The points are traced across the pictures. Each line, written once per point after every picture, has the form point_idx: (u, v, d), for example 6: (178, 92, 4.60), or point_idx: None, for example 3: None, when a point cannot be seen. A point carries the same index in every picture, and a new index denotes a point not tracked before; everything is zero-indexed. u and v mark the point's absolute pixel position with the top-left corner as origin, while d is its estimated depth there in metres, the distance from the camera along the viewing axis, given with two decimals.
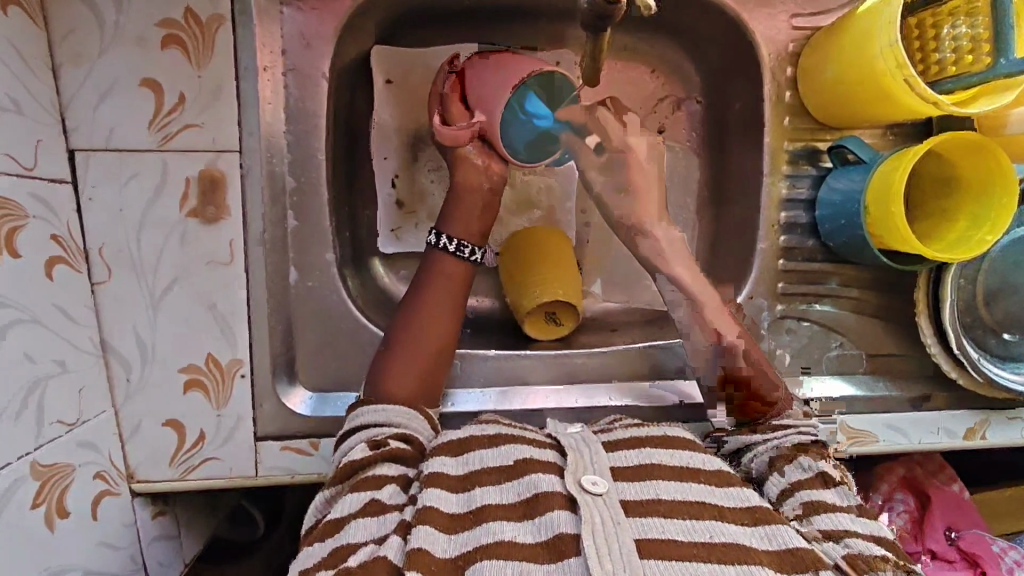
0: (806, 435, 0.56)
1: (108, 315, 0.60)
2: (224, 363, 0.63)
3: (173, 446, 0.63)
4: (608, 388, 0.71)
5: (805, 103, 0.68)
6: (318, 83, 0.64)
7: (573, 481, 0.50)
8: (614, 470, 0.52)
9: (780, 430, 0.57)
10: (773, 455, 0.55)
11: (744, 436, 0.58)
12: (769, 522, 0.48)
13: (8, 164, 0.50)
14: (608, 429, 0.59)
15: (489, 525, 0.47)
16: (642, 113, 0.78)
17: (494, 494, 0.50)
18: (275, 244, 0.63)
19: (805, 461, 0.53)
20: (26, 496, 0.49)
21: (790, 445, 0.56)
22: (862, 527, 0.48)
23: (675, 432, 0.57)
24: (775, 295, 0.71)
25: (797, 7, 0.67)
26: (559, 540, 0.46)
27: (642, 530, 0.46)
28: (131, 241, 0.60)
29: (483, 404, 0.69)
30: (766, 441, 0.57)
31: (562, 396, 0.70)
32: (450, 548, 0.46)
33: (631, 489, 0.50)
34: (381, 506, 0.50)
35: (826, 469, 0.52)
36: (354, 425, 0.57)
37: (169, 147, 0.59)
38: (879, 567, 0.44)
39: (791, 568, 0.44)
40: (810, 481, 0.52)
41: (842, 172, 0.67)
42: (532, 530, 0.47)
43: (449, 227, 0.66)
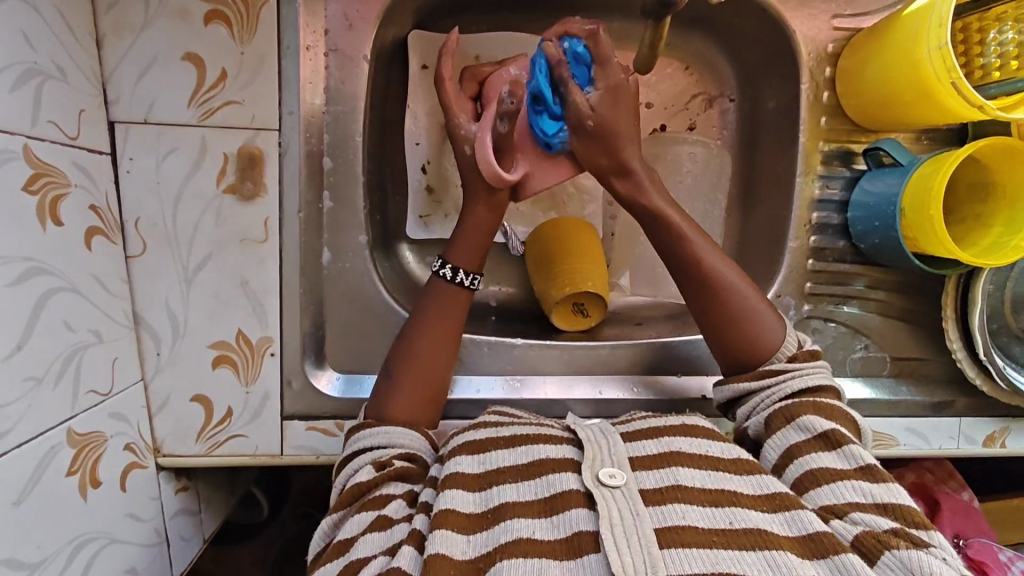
0: (800, 383, 0.58)
1: (140, 288, 0.60)
2: (254, 341, 0.63)
3: (200, 420, 0.63)
4: (630, 380, 0.71)
5: (843, 104, 0.68)
6: (358, 65, 0.64)
7: (591, 475, 0.50)
8: (633, 459, 0.53)
9: (773, 378, 0.59)
10: (768, 415, 0.57)
11: (740, 385, 0.60)
12: (791, 507, 0.48)
13: (53, 131, 0.50)
14: (628, 421, 0.60)
15: (509, 523, 0.47)
16: (674, 109, 0.78)
17: (512, 492, 0.50)
18: (310, 224, 0.64)
19: (804, 422, 0.54)
20: (62, 463, 0.49)
21: (790, 400, 0.57)
22: (865, 497, 0.48)
23: (693, 420, 0.58)
24: (803, 295, 0.71)
25: (838, 7, 0.67)
26: (576, 536, 0.46)
27: (661, 519, 0.47)
28: (167, 214, 0.60)
29: (508, 391, 0.69)
30: (760, 393, 0.59)
31: (582, 386, 0.70)
32: (472, 550, 0.46)
33: (651, 478, 0.51)
34: (387, 520, 0.50)
35: (827, 431, 0.53)
36: (357, 447, 0.57)
37: (208, 122, 0.59)
38: (892, 543, 0.44)
39: (813, 554, 0.44)
40: (809, 445, 0.53)
41: (876, 174, 0.67)
42: (548, 527, 0.47)
43: (457, 258, 0.64)
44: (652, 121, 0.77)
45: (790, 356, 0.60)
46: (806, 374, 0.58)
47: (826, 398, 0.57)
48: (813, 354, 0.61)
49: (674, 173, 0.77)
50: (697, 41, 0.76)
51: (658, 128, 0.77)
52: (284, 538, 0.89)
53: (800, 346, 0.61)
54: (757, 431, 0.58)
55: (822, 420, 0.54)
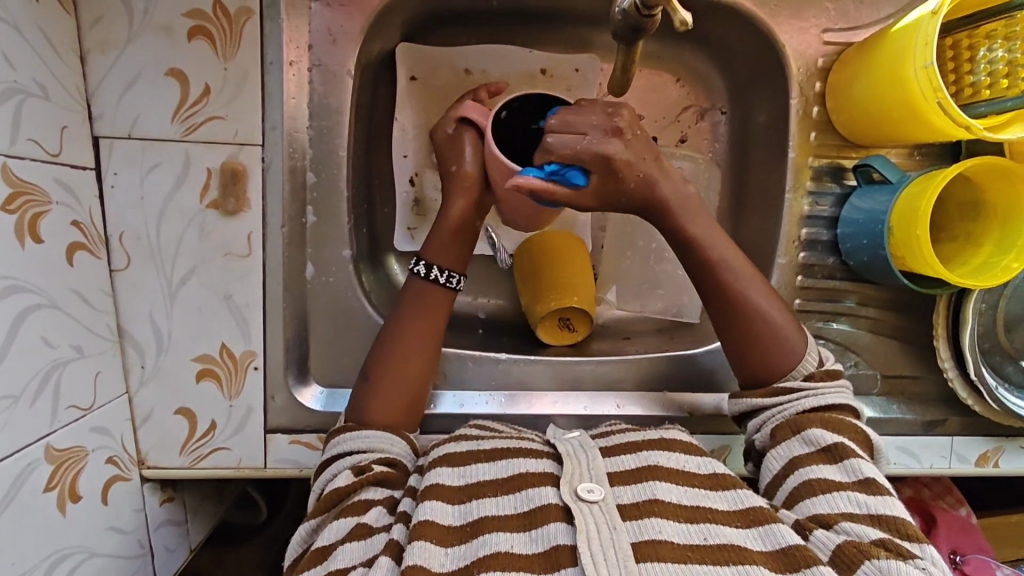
0: (813, 402, 0.57)
1: (124, 302, 0.61)
2: (237, 354, 0.63)
3: (183, 434, 0.63)
4: (617, 395, 0.70)
5: (832, 119, 0.67)
6: (342, 80, 0.64)
7: (569, 490, 0.50)
8: (613, 475, 0.52)
9: (787, 396, 0.57)
10: (774, 428, 0.56)
11: (754, 400, 0.59)
12: (763, 522, 0.48)
13: (34, 150, 0.50)
14: (608, 434, 0.59)
15: (487, 537, 0.48)
16: (664, 122, 0.77)
17: (490, 506, 0.50)
18: (293, 239, 0.64)
19: (809, 435, 0.54)
20: (39, 479, 0.49)
21: (800, 415, 0.56)
22: (859, 507, 0.49)
23: (674, 435, 0.57)
24: (792, 312, 0.70)
25: (828, 21, 0.66)
26: (555, 551, 0.46)
27: (639, 533, 0.46)
28: (150, 229, 0.60)
29: (494, 405, 0.69)
30: (771, 409, 0.58)
31: (568, 401, 0.70)
32: (449, 561, 0.47)
33: (628, 493, 0.50)
34: (367, 528, 0.51)
35: (833, 444, 0.52)
36: (336, 451, 0.57)
37: (192, 137, 0.59)
38: (873, 553, 0.45)
39: (786, 568, 0.45)
40: (813, 458, 0.52)
41: (866, 191, 0.66)
42: (527, 541, 0.47)
43: (437, 257, 0.63)
44: (642, 133, 0.77)
45: (808, 374, 0.58)
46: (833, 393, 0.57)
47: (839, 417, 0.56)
48: (833, 374, 0.59)
49: None
50: (688, 54, 0.75)
51: (649, 140, 0.77)
52: (277, 546, 0.89)
53: (821, 363, 0.59)
54: (763, 444, 0.57)
55: (829, 433, 0.53)
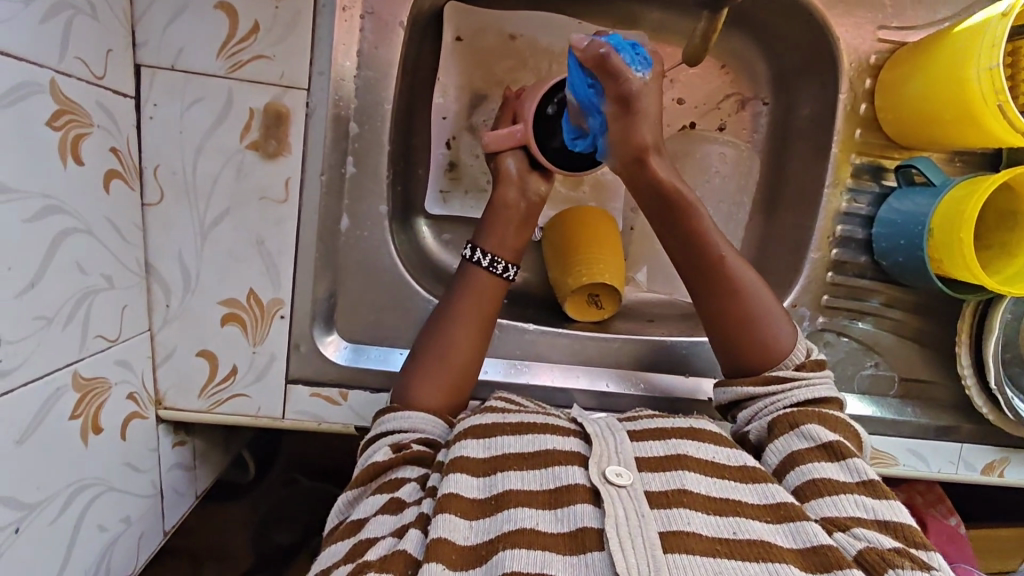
0: (808, 394, 0.57)
1: (154, 237, 0.59)
2: (265, 302, 0.62)
3: (204, 376, 0.62)
4: (616, 373, 0.70)
5: (879, 117, 0.67)
6: (393, 31, 0.63)
7: (597, 471, 0.50)
8: (640, 460, 0.52)
9: (781, 385, 0.58)
10: (772, 421, 0.56)
11: (743, 389, 0.60)
12: (795, 517, 0.47)
13: (80, 69, 0.48)
14: (634, 419, 0.59)
15: (511, 512, 0.47)
16: (705, 108, 0.77)
17: (515, 480, 0.50)
18: (331, 188, 0.63)
19: (807, 431, 0.53)
20: (66, 406, 0.47)
21: (795, 408, 0.56)
22: (866, 512, 0.48)
23: (702, 425, 0.57)
24: (819, 307, 0.70)
25: (885, 18, 0.66)
26: (581, 532, 0.46)
27: (666, 522, 0.46)
28: (187, 164, 0.59)
29: (500, 374, 0.69)
30: (764, 401, 0.58)
31: (569, 375, 0.70)
32: (473, 535, 0.47)
33: (656, 480, 0.50)
34: (399, 504, 0.51)
35: (832, 441, 0.52)
36: (377, 431, 0.58)
37: (236, 75, 0.58)
38: (897, 561, 0.43)
39: (816, 568, 0.44)
40: (813, 454, 0.52)
41: (907, 192, 0.66)
42: (553, 520, 0.47)
43: (483, 240, 0.65)
44: (683, 117, 0.76)
45: (798, 365, 0.59)
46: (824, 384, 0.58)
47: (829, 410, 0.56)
48: (822, 364, 0.60)
49: (702, 171, 0.76)
50: (736, 40, 0.75)
51: (688, 125, 0.76)
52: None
53: (809, 354, 0.60)
54: (759, 436, 0.57)
55: (826, 430, 0.53)
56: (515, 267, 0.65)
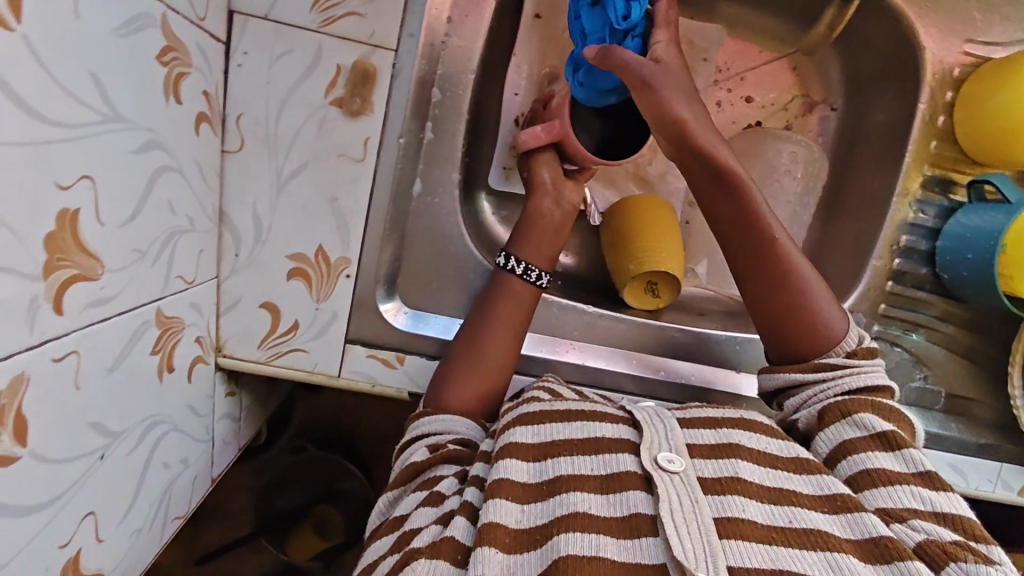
0: (860, 382, 0.57)
1: (230, 185, 0.59)
2: (332, 259, 0.62)
3: (265, 328, 0.63)
4: (638, 357, 0.71)
5: (956, 130, 0.67)
6: None
7: (649, 458, 0.50)
8: (692, 447, 0.52)
9: (834, 372, 0.58)
10: (822, 409, 0.56)
11: (791, 376, 0.60)
12: (853, 510, 0.47)
13: (187, 7, 0.48)
14: (685, 407, 0.59)
15: (563, 496, 0.47)
16: (771, 109, 0.76)
17: (566, 464, 0.50)
18: (409, 154, 0.64)
19: (860, 419, 0.53)
20: (149, 341, 0.47)
21: (846, 396, 0.56)
22: (923, 504, 0.47)
23: (754, 416, 0.57)
24: (875, 314, 0.70)
25: (972, 31, 0.66)
26: (634, 518, 0.46)
27: (720, 509, 0.46)
28: (269, 115, 0.59)
29: (530, 347, 0.69)
30: (813, 388, 0.58)
31: (595, 355, 0.70)
32: (526, 519, 0.47)
33: (708, 467, 0.50)
34: (440, 496, 0.51)
35: (885, 431, 0.52)
36: (414, 434, 0.59)
37: (328, 30, 0.58)
38: (959, 555, 0.43)
39: (875, 559, 0.44)
40: (865, 444, 0.52)
41: (977, 208, 0.65)
42: (606, 505, 0.47)
43: (518, 249, 0.66)
44: (749, 117, 0.76)
45: (850, 352, 0.59)
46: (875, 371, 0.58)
47: (881, 398, 0.56)
48: (875, 352, 0.59)
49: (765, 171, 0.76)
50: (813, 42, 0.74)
51: (754, 124, 0.76)
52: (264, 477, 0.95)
53: (862, 341, 0.59)
54: (808, 424, 0.58)
55: (879, 419, 0.53)
56: (548, 275, 0.66)
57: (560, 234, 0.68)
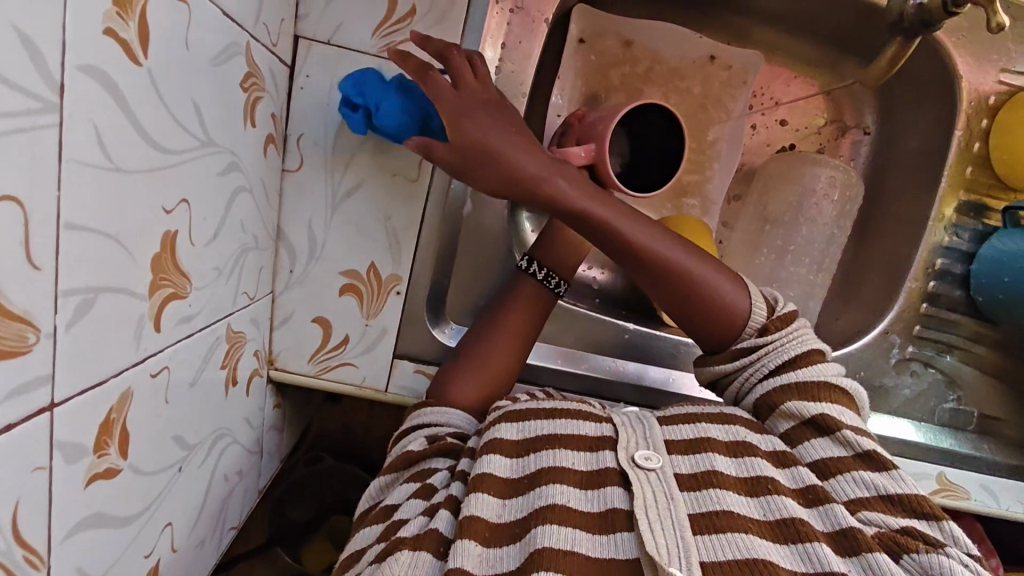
0: (771, 364, 0.54)
1: (288, 203, 0.61)
2: (384, 276, 0.64)
3: (316, 342, 0.64)
4: (657, 370, 0.72)
5: (991, 156, 0.69)
6: (538, 28, 0.64)
7: (626, 456, 0.50)
8: (670, 443, 0.52)
9: (751, 359, 0.56)
10: (759, 400, 0.55)
11: (717, 371, 0.58)
12: (824, 500, 0.47)
13: (264, 34, 0.50)
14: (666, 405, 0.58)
15: (543, 489, 0.48)
16: (803, 133, 0.77)
17: (549, 458, 0.50)
18: (460, 174, 0.64)
19: (793, 407, 0.52)
20: (221, 355, 0.49)
21: (775, 383, 0.54)
22: (869, 489, 0.48)
23: (729, 409, 0.55)
24: (909, 336, 0.72)
25: (1006, 62, 0.69)
26: (611, 513, 0.47)
27: (696, 504, 0.47)
28: (328, 137, 0.61)
29: (559, 361, 0.70)
30: (742, 383, 0.56)
31: (618, 368, 0.71)
32: (506, 513, 0.47)
33: (685, 463, 0.50)
34: (430, 489, 0.52)
35: (815, 415, 0.51)
36: (412, 423, 0.59)
37: (388, 54, 0.59)
38: (912, 546, 0.44)
39: (844, 551, 0.44)
40: (808, 432, 0.52)
41: (1010, 233, 0.67)
42: (585, 500, 0.48)
43: (540, 254, 0.65)
44: (781, 140, 0.77)
45: (762, 327, 0.56)
46: (784, 342, 0.55)
47: (806, 371, 0.53)
48: (787, 320, 0.56)
49: None
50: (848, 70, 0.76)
51: (787, 148, 0.77)
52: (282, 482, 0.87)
53: (773, 311, 0.57)
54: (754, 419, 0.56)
55: (808, 403, 0.52)
56: (566, 283, 0.65)
57: (585, 244, 0.66)
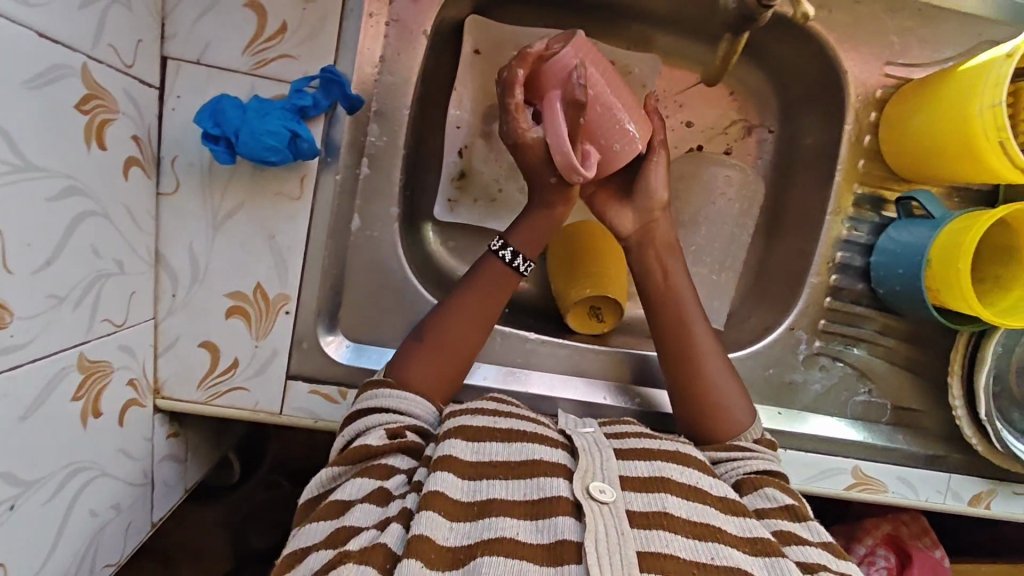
0: (764, 464, 0.57)
1: (166, 226, 0.60)
2: (271, 296, 0.62)
3: (204, 368, 0.62)
4: (601, 388, 0.70)
5: (882, 149, 0.69)
6: (416, 39, 0.64)
7: (581, 485, 0.49)
8: (625, 479, 0.52)
9: (741, 452, 0.58)
10: (737, 481, 0.56)
11: (705, 454, 0.60)
12: (769, 553, 0.47)
13: (111, 56, 0.49)
14: (621, 436, 0.58)
15: (492, 519, 0.47)
16: (712, 132, 0.78)
17: (500, 488, 0.50)
18: (345, 189, 0.63)
19: (769, 492, 0.54)
20: (70, 386, 0.48)
21: (755, 474, 0.56)
22: (829, 563, 0.48)
23: (687, 449, 0.57)
24: (815, 331, 0.71)
25: (892, 54, 0.68)
26: (560, 544, 0.46)
27: (645, 542, 0.46)
28: (204, 157, 0.59)
29: (496, 380, 0.68)
30: (724, 464, 0.58)
31: (559, 386, 0.69)
32: (453, 537, 0.46)
33: (638, 500, 0.50)
34: (386, 494, 0.51)
35: (792, 505, 0.53)
36: (370, 403, 0.57)
37: (260, 72, 0.59)
38: None
39: None
40: (775, 512, 0.52)
41: (907, 223, 0.67)
42: (534, 530, 0.47)
43: (513, 237, 0.66)
44: (690, 140, 0.78)
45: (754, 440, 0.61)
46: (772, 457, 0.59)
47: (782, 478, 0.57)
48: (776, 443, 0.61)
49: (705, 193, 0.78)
50: (746, 69, 0.77)
51: (695, 149, 0.78)
52: (243, 508, 0.90)
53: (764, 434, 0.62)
54: None
55: (785, 494, 0.54)
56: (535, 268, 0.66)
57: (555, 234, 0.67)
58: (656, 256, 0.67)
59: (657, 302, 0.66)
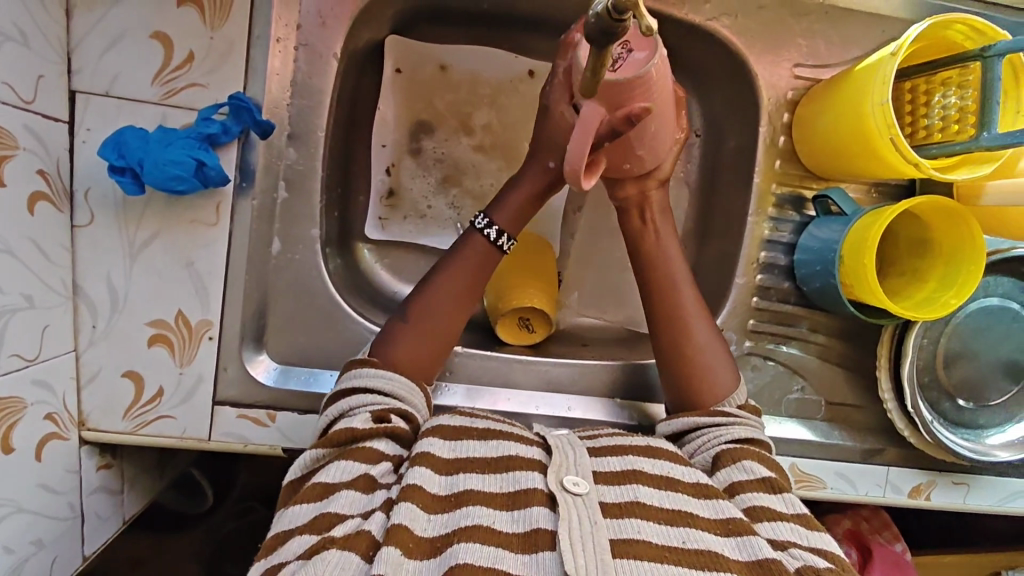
0: (745, 432, 0.58)
1: (83, 258, 0.60)
2: (193, 323, 0.62)
3: (129, 397, 0.62)
4: (568, 398, 0.71)
5: (797, 149, 0.70)
6: (328, 62, 0.65)
7: (555, 479, 0.49)
8: (597, 473, 0.52)
9: (724, 419, 0.59)
10: (715, 455, 0.56)
11: (688, 421, 0.60)
12: (742, 532, 0.47)
13: (7, 94, 0.50)
14: (593, 436, 0.58)
15: (469, 509, 0.47)
16: None
17: (476, 481, 0.50)
18: (263, 213, 0.64)
19: (747, 465, 0.54)
20: None
21: (734, 444, 0.56)
22: (800, 538, 0.48)
23: (659, 444, 0.57)
24: (744, 331, 0.72)
25: (800, 56, 0.69)
26: (534, 533, 0.45)
27: (617, 530, 0.46)
28: (117, 188, 0.60)
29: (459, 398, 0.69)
30: (705, 434, 0.58)
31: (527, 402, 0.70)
32: (430, 528, 0.46)
33: (611, 492, 0.50)
34: (371, 482, 0.50)
35: (768, 476, 0.53)
36: (359, 385, 0.56)
37: (171, 101, 0.60)
38: None
39: None
40: (752, 485, 0.52)
41: (824, 221, 0.68)
42: (510, 520, 0.46)
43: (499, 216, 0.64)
44: None
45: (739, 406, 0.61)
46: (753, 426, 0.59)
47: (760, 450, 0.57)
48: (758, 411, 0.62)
49: None
50: None
51: None
52: None
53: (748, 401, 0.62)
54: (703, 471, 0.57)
55: (763, 466, 0.54)
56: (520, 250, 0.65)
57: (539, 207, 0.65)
58: (654, 227, 0.65)
59: (648, 264, 0.65)
